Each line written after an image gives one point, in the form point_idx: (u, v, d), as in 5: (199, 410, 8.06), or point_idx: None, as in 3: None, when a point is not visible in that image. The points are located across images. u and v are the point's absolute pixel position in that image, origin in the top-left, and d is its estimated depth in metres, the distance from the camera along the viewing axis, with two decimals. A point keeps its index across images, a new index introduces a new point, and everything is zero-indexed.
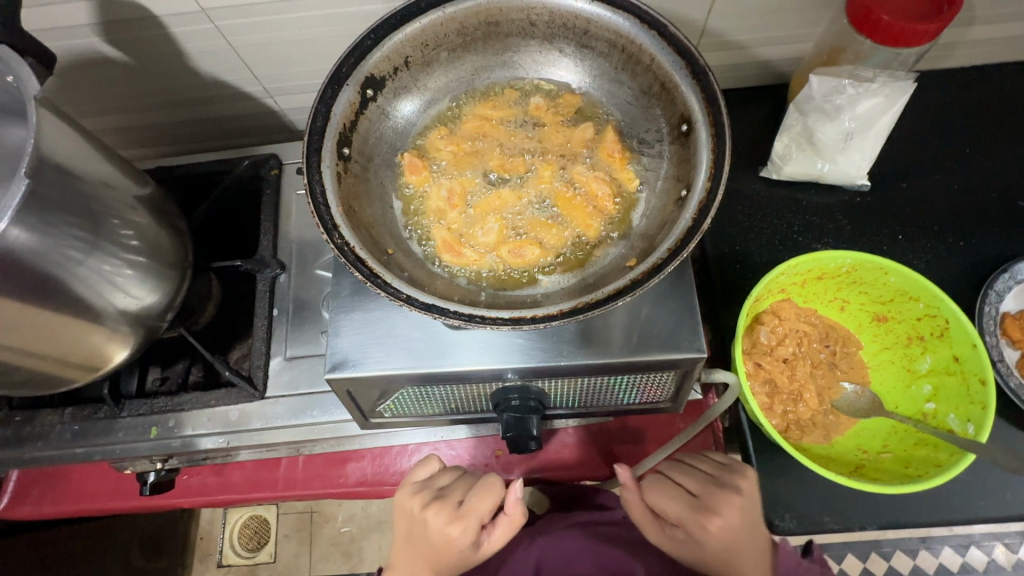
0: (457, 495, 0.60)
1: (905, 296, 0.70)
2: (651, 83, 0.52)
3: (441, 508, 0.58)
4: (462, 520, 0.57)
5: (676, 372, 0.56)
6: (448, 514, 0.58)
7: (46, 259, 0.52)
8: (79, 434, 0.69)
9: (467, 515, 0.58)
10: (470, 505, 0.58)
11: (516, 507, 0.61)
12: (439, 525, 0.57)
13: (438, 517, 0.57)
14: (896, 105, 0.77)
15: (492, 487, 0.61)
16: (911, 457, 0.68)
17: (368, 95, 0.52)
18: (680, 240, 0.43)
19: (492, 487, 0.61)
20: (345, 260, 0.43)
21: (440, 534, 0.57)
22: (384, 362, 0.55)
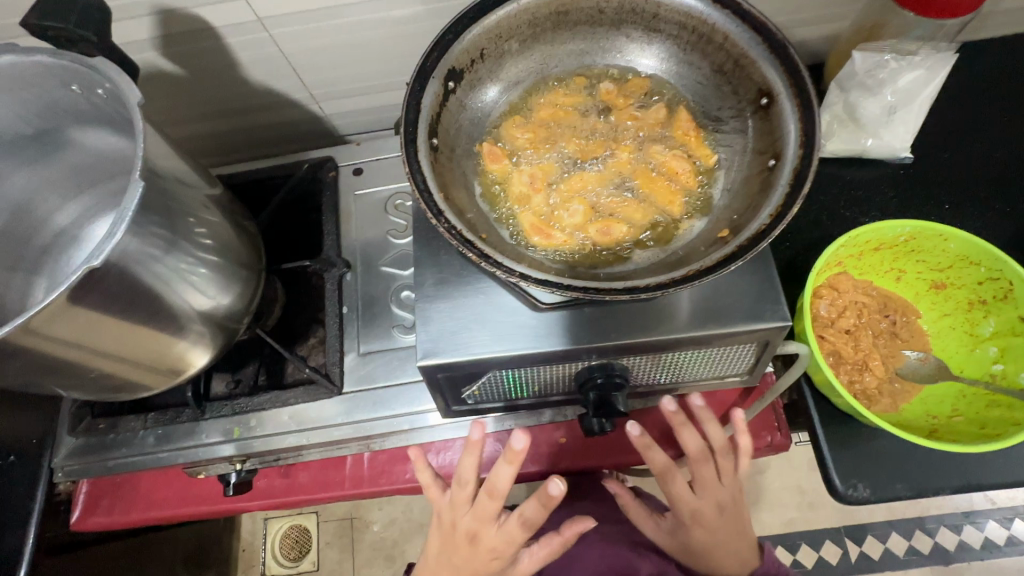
0: (484, 526, 0.60)
1: (965, 261, 0.71)
2: (724, 61, 0.53)
3: (479, 540, 0.60)
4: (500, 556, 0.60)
5: (759, 342, 0.58)
6: (485, 555, 0.60)
7: (139, 259, 0.53)
8: (162, 438, 0.71)
9: (500, 548, 0.60)
10: (504, 538, 0.60)
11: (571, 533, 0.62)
12: (472, 558, 0.61)
13: (477, 552, 0.60)
14: (937, 78, 0.78)
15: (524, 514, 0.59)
16: (984, 418, 0.69)
17: (450, 87, 0.54)
18: (780, 206, 0.44)
19: (524, 522, 0.59)
20: (456, 242, 0.45)
21: (474, 568, 0.61)
22: (473, 347, 0.56)
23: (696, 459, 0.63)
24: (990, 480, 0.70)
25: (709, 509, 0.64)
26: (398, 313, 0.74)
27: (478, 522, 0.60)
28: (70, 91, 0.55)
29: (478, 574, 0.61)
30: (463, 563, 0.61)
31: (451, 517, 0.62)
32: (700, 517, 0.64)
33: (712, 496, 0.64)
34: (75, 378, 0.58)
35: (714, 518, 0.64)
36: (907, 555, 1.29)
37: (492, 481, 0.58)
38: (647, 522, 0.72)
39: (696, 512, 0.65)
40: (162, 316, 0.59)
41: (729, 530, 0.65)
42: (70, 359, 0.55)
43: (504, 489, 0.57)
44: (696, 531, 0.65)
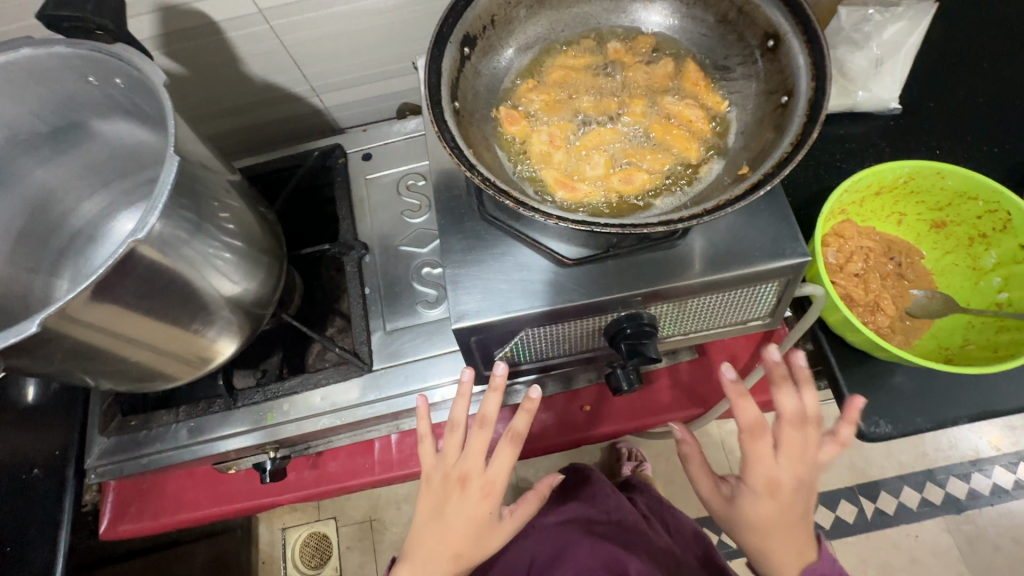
0: (475, 462, 0.61)
1: (964, 197, 0.74)
2: (728, 10, 0.55)
3: (468, 481, 0.61)
4: (491, 492, 0.61)
5: (780, 281, 0.60)
6: (479, 491, 0.61)
7: (171, 242, 0.54)
8: (195, 430, 0.71)
9: (491, 484, 0.61)
10: (491, 476, 0.61)
11: (544, 485, 0.69)
12: (465, 503, 0.61)
13: (467, 491, 0.61)
14: (922, 25, 0.82)
15: (512, 441, 0.62)
16: (997, 344, 0.71)
17: (466, 52, 0.55)
18: (798, 135, 0.46)
19: (514, 447, 0.62)
20: (490, 192, 0.46)
21: (469, 514, 0.61)
22: (505, 306, 0.58)
23: (787, 423, 0.61)
24: (1005, 406, 0.73)
25: (789, 482, 0.61)
26: (420, 290, 0.75)
27: (472, 458, 0.61)
28: (87, 82, 0.56)
29: (473, 522, 0.61)
30: (458, 511, 0.61)
31: (445, 462, 0.62)
32: (774, 487, 0.61)
33: (796, 470, 0.61)
34: (111, 366, 0.59)
35: (788, 491, 0.61)
36: (920, 507, 1.32)
37: (483, 409, 0.61)
38: (704, 481, 0.68)
39: (771, 481, 0.61)
40: (192, 301, 0.60)
41: (796, 512, 0.62)
42: (105, 346, 0.55)
43: (494, 414, 0.61)
44: (763, 502, 0.61)
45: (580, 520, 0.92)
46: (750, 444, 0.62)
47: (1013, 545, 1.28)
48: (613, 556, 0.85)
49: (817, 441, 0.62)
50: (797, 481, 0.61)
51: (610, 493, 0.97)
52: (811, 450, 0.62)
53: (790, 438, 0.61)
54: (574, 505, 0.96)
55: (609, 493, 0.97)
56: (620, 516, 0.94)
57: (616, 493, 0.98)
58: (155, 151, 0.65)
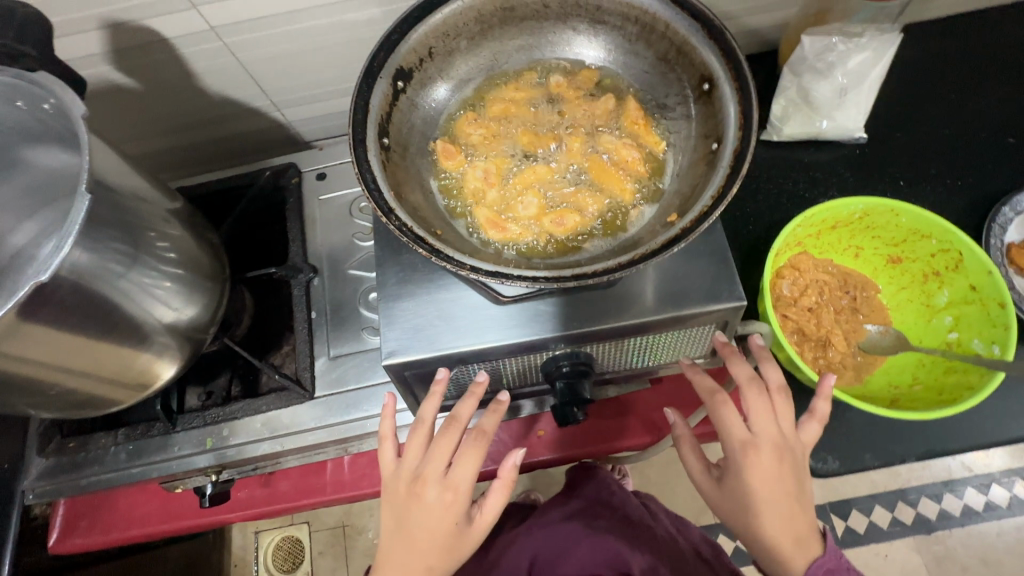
0: (439, 463, 0.56)
1: (918, 235, 0.74)
2: (668, 49, 0.54)
3: (428, 481, 0.56)
4: (452, 491, 0.56)
5: (717, 323, 0.59)
6: (438, 488, 0.56)
7: (98, 275, 0.53)
8: (134, 453, 0.71)
9: (456, 486, 0.56)
10: (455, 476, 0.56)
11: (509, 470, 0.60)
12: (430, 502, 0.56)
13: (429, 492, 0.56)
14: (886, 57, 0.81)
15: (479, 442, 0.57)
16: (943, 385, 0.71)
17: (399, 86, 0.54)
18: (721, 188, 0.45)
19: (480, 446, 0.57)
20: (406, 238, 0.45)
21: (433, 514, 0.55)
22: (437, 343, 0.57)
23: (746, 387, 0.57)
24: (955, 444, 0.73)
25: (764, 445, 0.56)
26: (367, 315, 0.74)
27: (435, 457, 0.57)
28: (16, 107, 0.55)
29: (438, 527, 0.55)
30: (422, 509, 0.56)
31: (404, 465, 0.58)
32: (751, 454, 0.55)
33: (770, 431, 0.56)
34: (41, 395, 0.58)
35: (767, 458, 0.55)
36: (890, 526, 1.32)
37: (454, 411, 0.59)
38: (692, 464, 0.62)
39: (749, 448, 0.56)
40: (126, 331, 0.59)
41: (785, 484, 0.55)
42: (31, 377, 0.55)
43: (466, 416, 0.58)
44: (747, 477, 0.55)
45: (583, 514, 0.87)
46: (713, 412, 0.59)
47: (982, 567, 1.28)
48: (615, 553, 0.78)
49: (788, 407, 0.58)
50: (775, 444, 0.55)
51: (613, 488, 0.92)
52: (784, 414, 0.58)
53: (752, 399, 0.57)
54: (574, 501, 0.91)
55: (614, 490, 0.92)
56: (625, 510, 0.88)
57: (622, 490, 0.92)
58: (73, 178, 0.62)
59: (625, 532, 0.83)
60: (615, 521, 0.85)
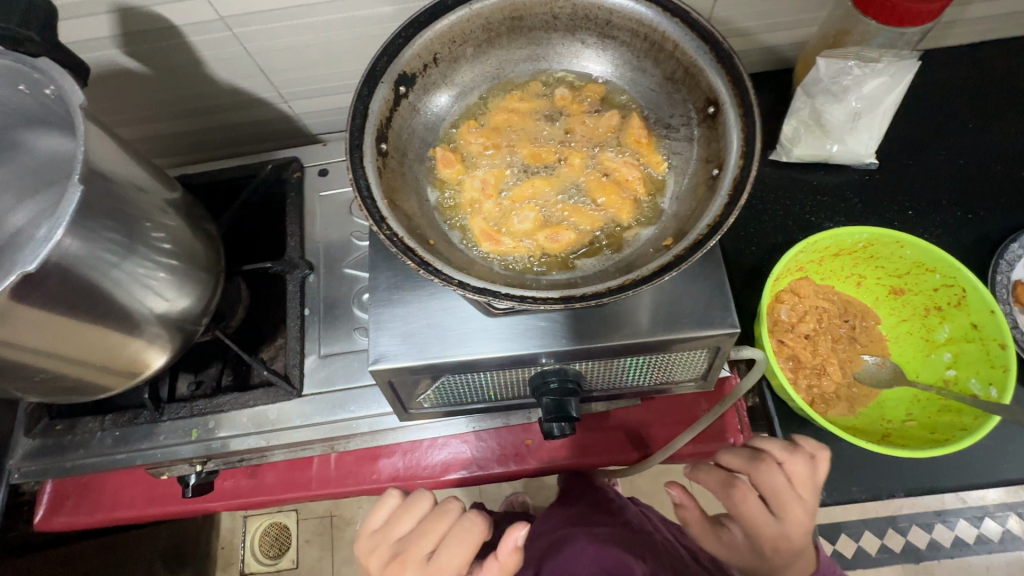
0: (425, 544, 0.61)
1: (922, 268, 0.72)
2: (676, 69, 0.53)
3: (409, 560, 0.60)
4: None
5: (710, 349, 0.58)
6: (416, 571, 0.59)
7: (90, 264, 0.53)
8: (121, 439, 0.71)
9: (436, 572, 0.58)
10: (439, 563, 0.58)
11: (509, 554, 0.59)
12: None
13: (408, 571, 0.59)
14: (901, 84, 0.79)
15: (465, 536, 0.60)
16: (936, 423, 0.70)
17: (401, 91, 0.53)
18: (719, 217, 0.45)
19: (464, 540, 0.59)
20: (396, 249, 0.45)
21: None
22: (425, 352, 0.57)
23: (760, 469, 0.64)
24: (945, 483, 0.72)
25: (790, 529, 0.62)
26: (359, 315, 0.74)
27: (423, 538, 0.61)
28: (17, 91, 0.55)
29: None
30: None
31: (387, 538, 0.63)
32: (781, 544, 0.62)
33: (794, 519, 0.62)
34: (28, 380, 0.58)
35: (794, 543, 0.62)
36: (878, 553, 1.31)
37: (446, 502, 0.64)
38: (709, 538, 0.70)
39: (777, 539, 0.62)
40: (116, 320, 0.59)
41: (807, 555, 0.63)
42: (19, 362, 0.55)
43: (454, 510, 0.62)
44: (776, 562, 0.63)
45: (584, 522, 0.88)
46: (737, 505, 0.65)
47: None
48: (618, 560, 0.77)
49: (806, 478, 0.63)
50: (801, 529, 0.62)
51: (614, 500, 0.94)
52: (803, 487, 0.63)
53: (771, 487, 0.63)
54: (575, 511, 0.92)
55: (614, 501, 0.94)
56: (626, 518, 0.89)
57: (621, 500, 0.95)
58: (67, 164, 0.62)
59: (624, 540, 0.82)
60: (616, 527, 0.86)
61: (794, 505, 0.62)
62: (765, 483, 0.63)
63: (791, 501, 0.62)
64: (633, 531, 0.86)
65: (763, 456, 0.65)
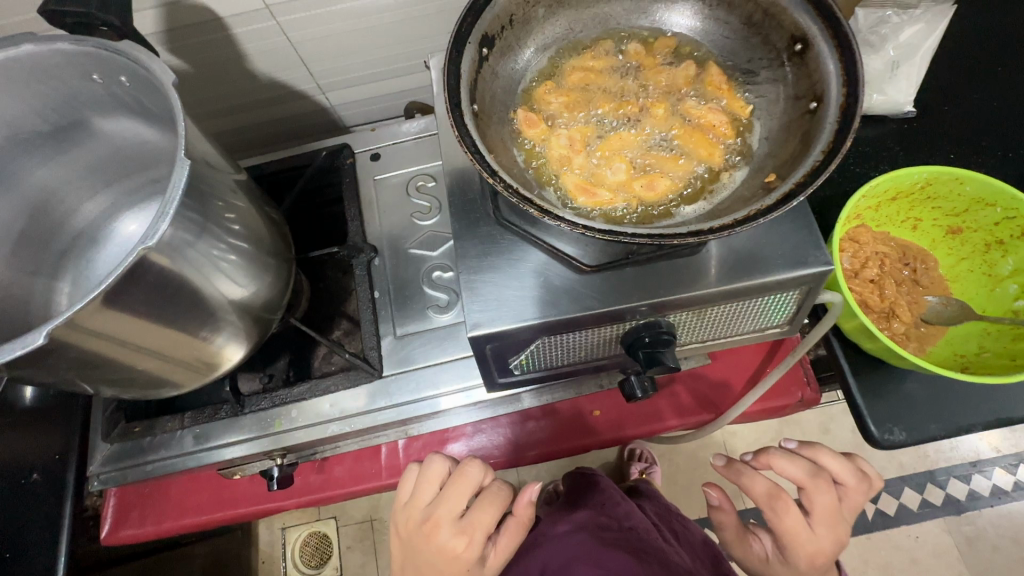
0: (454, 506, 0.65)
1: (982, 204, 0.73)
2: (754, 12, 0.54)
3: (442, 522, 0.64)
4: (468, 533, 0.64)
5: (800, 290, 0.59)
6: (451, 529, 0.64)
7: (174, 245, 0.51)
8: (200, 437, 0.70)
9: (469, 530, 0.64)
10: (473, 518, 0.65)
11: (524, 509, 0.71)
12: (444, 540, 0.64)
13: (442, 531, 0.64)
14: (938, 30, 0.82)
15: (492, 498, 0.67)
16: (1014, 352, 0.71)
17: (484, 53, 0.53)
18: (831, 143, 0.45)
19: (494, 501, 0.66)
20: (514, 199, 0.45)
21: (445, 548, 0.63)
22: (523, 314, 0.56)
23: (816, 486, 0.68)
24: (1020, 413, 0.73)
25: (829, 549, 0.69)
26: (431, 294, 0.73)
27: (451, 500, 0.65)
28: (91, 80, 0.54)
29: (448, 559, 0.63)
30: (435, 546, 0.63)
31: (417, 505, 0.67)
32: (818, 558, 0.68)
33: (834, 535, 0.69)
34: (118, 373, 0.57)
35: (828, 557, 0.69)
36: (921, 508, 1.32)
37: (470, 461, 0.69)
38: (740, 543, 0.80)
39: (813, 551, 0.68)
40: (196, 306, 0.58)
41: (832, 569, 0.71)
42: (111, 353, 0.54)
43: (473, 469, 0.67)
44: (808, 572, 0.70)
45: (591, 527, 0.84)
46: (778, 515, 0.70)
47: (1015, 548, 1.28)
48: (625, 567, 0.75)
49: (852, 500, 0.70)
50: (836, 543, 0.69)
51: (620, 502, 0.91)
52: (847, 509, 0.70)
53: (822, 503, 0.68)
54: (581, 514, 0.89)
55: (620, 503, 0.91)
56: (632, 523, 0.86)
57: (628, 503, 0.91)
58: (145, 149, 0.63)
59: (633, 545, 0.80)
60: (622, 534, 0.83)
61: (836, 524, 0.69)
62: (817, 500, 0.69)
63: (835, 519, 0.68)
64: (639, 537, 0.82)
65: (819, 472, 0.69)
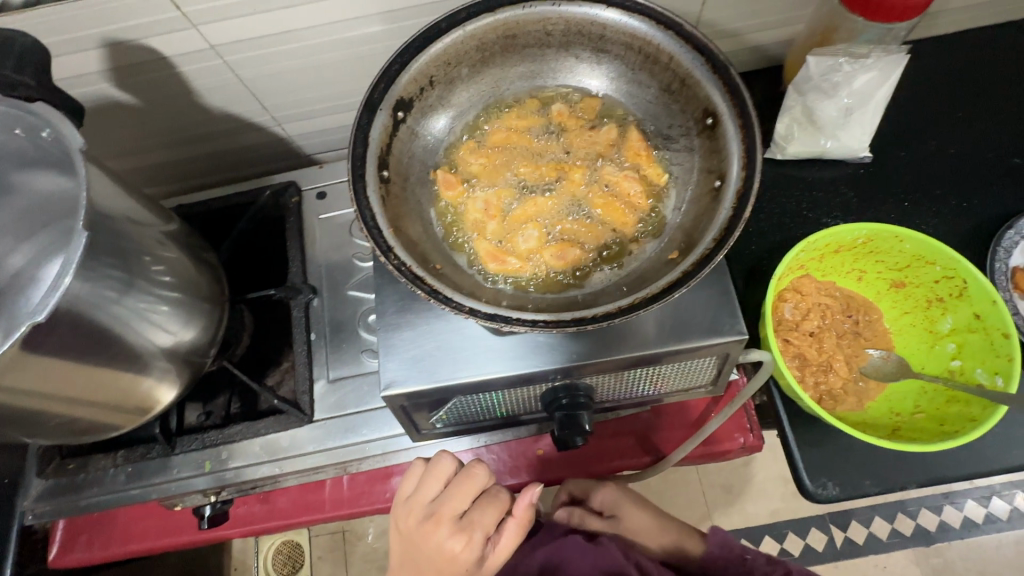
0: (458, 505, 0.59)
1: (922, 261, 0.73)
2: (671, 81, 0.54)
3: (443, 520, 0.58)
4: (468, 533, 0.58)
5: (717, 356, 0.59)
6: (451, 527, 0.58)
7: (94, 304, 0.52)
8: (132, 477, 0.73)
9: (469, 531, 0.58)
10: (474, 518, 0.59)
11: (525, 511, 0.61)
12: (443, 539, 0.58)
13: (443, 529, 0.58)
14: (892, 78, 0.78)
15: (495, 499, 0.61)
16: (945, 414, 0.71)
17: (400, 117, 0.53)
18: (724, 231, 0.45)
19: (495, 504, 0.60)
20: (406, 279, 0.45)
21: (442, 548, 0.57)
22: (438, 375, 0.57)
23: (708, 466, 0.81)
24: (957, 472, 0.72)
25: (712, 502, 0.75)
26: (366, 338, 0.74)
27: (456, 498, 0.60)
28: None
29: (445, 559, 0.57)
30: (431, 546, 0.58)
31: (418, 502, 0.61)
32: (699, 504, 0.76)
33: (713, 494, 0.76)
34: (45, 423, 0.57)
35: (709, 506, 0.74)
36: (890, 537, 1.30)
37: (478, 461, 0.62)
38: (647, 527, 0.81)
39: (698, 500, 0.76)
40: (125, 357, 0.58)
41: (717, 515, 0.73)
42: (27, 407, 0.54)
43: (479, 470, 0.61)
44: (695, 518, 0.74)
45: None
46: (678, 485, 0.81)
47: None
48: None
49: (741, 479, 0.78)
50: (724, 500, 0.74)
51: None
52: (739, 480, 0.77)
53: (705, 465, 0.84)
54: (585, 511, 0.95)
55: None
56: None
57: None
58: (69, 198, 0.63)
59: None
60: None
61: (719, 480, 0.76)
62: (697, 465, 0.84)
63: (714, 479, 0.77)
64: None
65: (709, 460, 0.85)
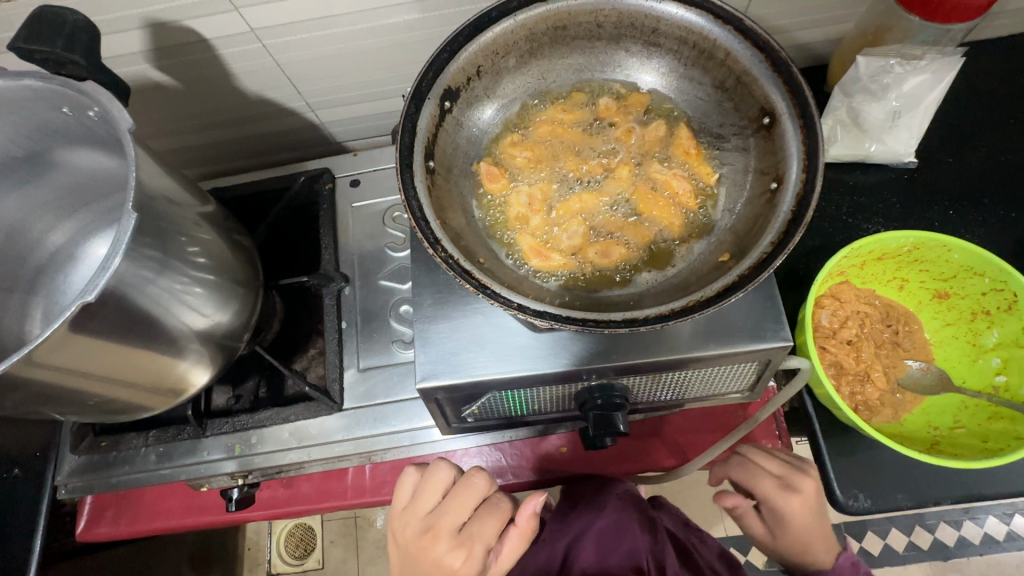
0: (456, 518, 0.59)
1: (970, 272, 0.71)
2: (726, 77, 0.52)
3: (441, 534, 0.58)
4: (468, 547, 0.58)
5: (759, 362, 0.58)
6: (450, 542, 0.58)
7: (132, 284, 0.52)
8: (164, 456, 0.73)
9: (470, 545, 0.58)
10: (473, 531, 0.59)
11: (528, 521, 0.61)
12: (442, 554, 0.57)
13: (441, 544, 0.57)
14: (944, 82, 0.75)
15: (494, 509, 0.61)
16: (987, 430, 0.69)
17: (446, 107, 0.52)
18: (781, 235, 0.44)
19: (494, 513, 0.61)
20: (453, 272, 0.45)
21: (441, 563, 0.57)
22: (474, 369, 0.56)
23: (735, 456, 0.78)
24: (991, 490, 0.70)
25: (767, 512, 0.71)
26: (397, 328, 0.74)
27: (453, 511, 0.59)
28: (60, 113, 0.55)
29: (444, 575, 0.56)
30: (430, 559, 0.57)
31: (415, 514, 0.60)
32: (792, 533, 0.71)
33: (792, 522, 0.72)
34: (82, 403, 0.58)
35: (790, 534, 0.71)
36: (907, 550, 1.28)
37: (472, 471, 0.62)
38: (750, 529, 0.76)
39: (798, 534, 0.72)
40: (161, 339, 0.58)
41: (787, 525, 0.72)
42: (66, 387, 0.54)
43: (477, 480, 0.61)
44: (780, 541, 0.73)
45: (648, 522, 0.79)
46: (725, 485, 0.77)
47: None
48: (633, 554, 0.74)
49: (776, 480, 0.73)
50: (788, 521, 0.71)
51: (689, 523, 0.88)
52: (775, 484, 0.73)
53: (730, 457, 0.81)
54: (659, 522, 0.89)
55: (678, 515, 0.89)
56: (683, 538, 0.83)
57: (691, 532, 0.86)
58: (114, 176, 0.64)
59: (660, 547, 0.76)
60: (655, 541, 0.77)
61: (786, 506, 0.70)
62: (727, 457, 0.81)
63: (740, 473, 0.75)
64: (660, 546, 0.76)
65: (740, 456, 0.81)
